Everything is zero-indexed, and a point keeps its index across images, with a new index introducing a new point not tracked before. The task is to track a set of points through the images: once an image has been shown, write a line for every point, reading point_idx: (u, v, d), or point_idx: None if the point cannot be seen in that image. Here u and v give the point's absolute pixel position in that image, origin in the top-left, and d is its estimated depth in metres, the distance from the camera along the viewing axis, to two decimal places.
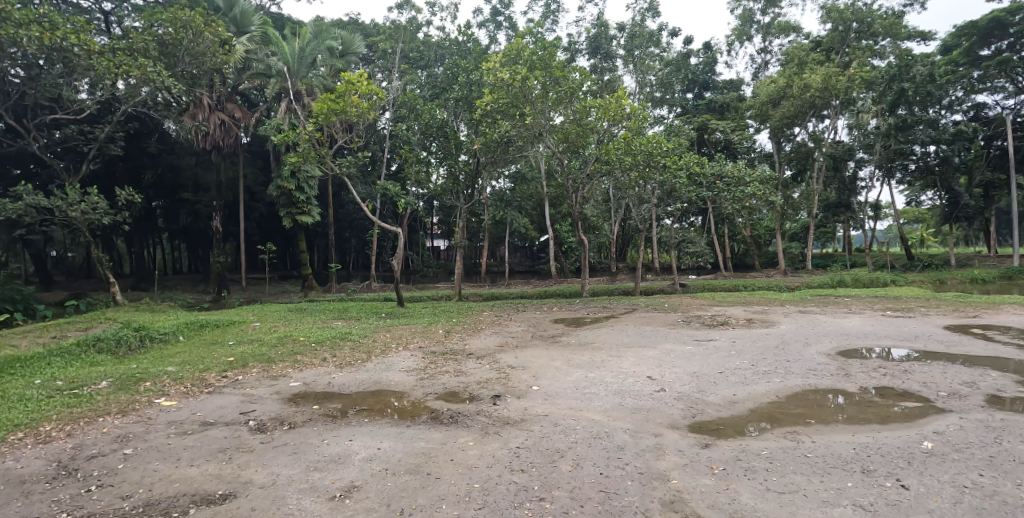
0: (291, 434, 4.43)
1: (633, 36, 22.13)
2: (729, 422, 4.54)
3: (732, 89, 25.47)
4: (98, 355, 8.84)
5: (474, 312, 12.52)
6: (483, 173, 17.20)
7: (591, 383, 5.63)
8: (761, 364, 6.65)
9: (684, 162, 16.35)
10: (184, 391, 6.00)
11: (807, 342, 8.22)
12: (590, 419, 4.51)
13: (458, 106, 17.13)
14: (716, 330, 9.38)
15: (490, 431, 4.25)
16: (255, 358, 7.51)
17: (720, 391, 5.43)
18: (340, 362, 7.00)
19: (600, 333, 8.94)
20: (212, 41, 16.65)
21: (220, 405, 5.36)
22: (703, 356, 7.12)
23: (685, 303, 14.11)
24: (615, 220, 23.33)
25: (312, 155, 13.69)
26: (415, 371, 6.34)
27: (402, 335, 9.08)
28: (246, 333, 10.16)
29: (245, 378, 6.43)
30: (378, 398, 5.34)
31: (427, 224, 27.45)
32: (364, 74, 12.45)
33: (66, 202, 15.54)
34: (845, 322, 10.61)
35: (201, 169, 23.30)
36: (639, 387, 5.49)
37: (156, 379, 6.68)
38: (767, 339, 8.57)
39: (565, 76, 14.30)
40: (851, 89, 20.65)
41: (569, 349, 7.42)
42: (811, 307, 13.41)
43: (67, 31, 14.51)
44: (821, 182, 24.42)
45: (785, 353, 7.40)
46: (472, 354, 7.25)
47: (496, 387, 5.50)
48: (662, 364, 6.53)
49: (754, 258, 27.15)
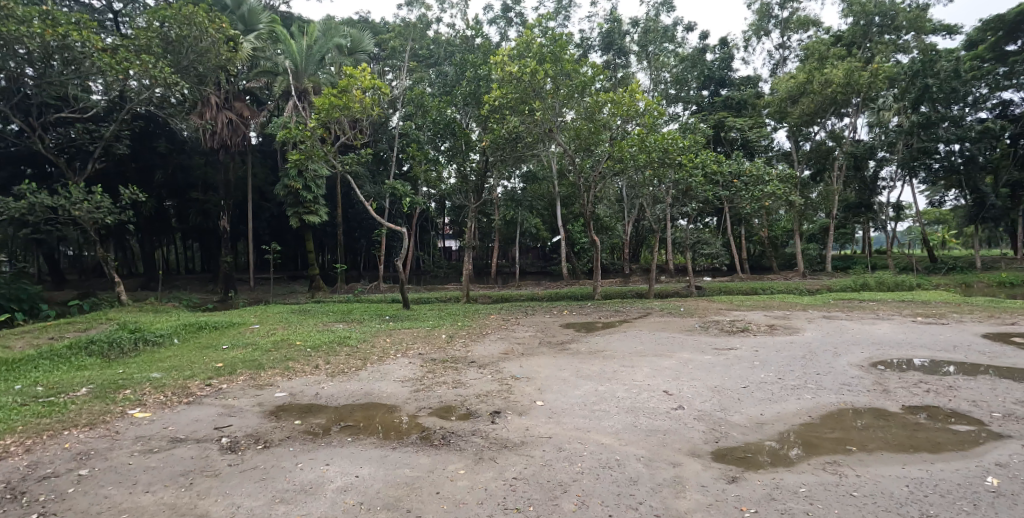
0: (264, 455, 3.98)
1: (648, 31, 21.55)
2: (759, 450, 4.03)
3: (750, 86, 24.64)
4: (88, 358, 8.49)
5: (481, 315, 12.04)
6: (493, 171, 16.88)
7: (601, 398, 5.12)
8: (789, 378, 6.09)
9: (700, 161, 15.78)
10: (162, 401, 5.57)
11: (836, 353, 7.64)
12: (599, 443, 4.00)
13: (467, 103, 16.71)
14: (737, 337, 8.82)
15: (484, 457, 3.76)
16: (245, 364, 7.07)
17: (746, 410, 4.91)
18: (332, 370, 6.54)
19: (612, 340, 8.41)
20: (216, 38, 16.37)
21: (194, 419, 4.93)
22: (724, 367, 6.56)
23: (703, 307, 13.51)
24: (628, 220, 22.75)
25: (315, 153, 13.27)
26: (410, 381, 5.87)
27: (403, 339, 8.60)
28: (244, 336, 9.78)
29: (229, 387, 5.99)
30: (368, 412, 4.89)
31: (437, 224, 27.05)
32: (366, 67, 12.04)
33: (70, 202, 15.39)
34: (874, 330, 10.00)
35: (211, 168, 23.04)
36: (655, 404, 4.98)
37: (137, 386, 6.27)
38: (792, 348, 7.99)
39: (576, 70, 13.73)
40: (874, 85, 19.93)
41: (578, 358, 6.90)
42: (835, 312, 12.77)
43: (70, 28, 14.23)
44: (840, 182, 23.63)
45: (814, 365, 6.83)
46: (474, 363, 6.76)
47: (496, 402, 5.02)
48: (680, 376, 6.02)
49: (771, 260, 26.41)
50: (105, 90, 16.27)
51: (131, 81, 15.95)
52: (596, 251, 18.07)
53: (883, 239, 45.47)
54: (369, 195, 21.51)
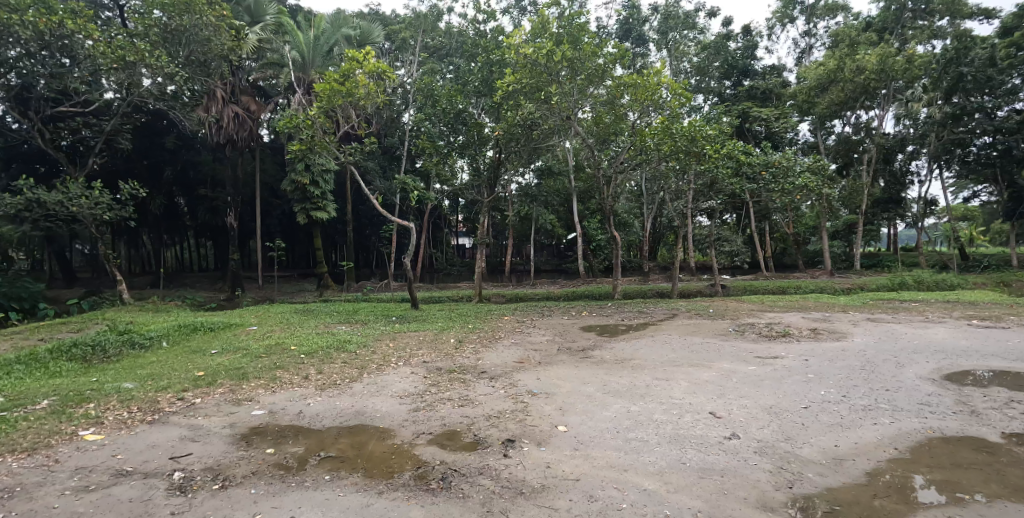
0: (220, 501, 3.22)
1: (668, 17, 20.39)
2: (847, 502, 3.15)
3: (775, 74, 23.11)
4: (67, 363, 7.76)
5: (494, 316, 11.20)
6: (507, 166, 15.93)
7: (636, 423, 4.25)
8: (855, 396, 5.17)
9: (727, 151, 14.72)
10: (121, 420, 4.78)
11: (899, 364, 6.67)
12: (639, 489, 3.18)
13: (478, 90, 15.71)
14: (780, 344, 7.86)
15: (494, 511, 2.97)
16: (228, 373, 6.28)
17: (817, 441, 4.03)
18: (322, 382, 5.72)
19: (640, 346, 7.51)
20: (216, 25, 15.55)
21: (151, 445, 4.15)
22: (775, 381, 5.65)
23: (733, 308, 12.51)
24: (648, 216, 21.64)
25: (316, 144, 12.30)
26: (410, 397, 5.05)
27: (407, 345, 7.77)
28: (237, 340, 9.02)
29: (202, 401, 5.20)
30: (355, 439, 4.07)
31: (450, 221, 26.29)
32: (371, 50, 11.16)
33: (67, 197, 14.86)
34: (931, 334, 8.98)
35: (218, 164, 22.17)
36: (702, 431, 4.10)
37: (103, 400, 5.51)
38: (846, 357, 7.03)
39: (595, 53, 12.75)
40: (909, 72, 18.61)
41: (604, 369, 6.02)
42: (879, 314, 11.70)
43: (64, 17, 13.60)
44: (871, 176, 22.27)
45: (880, 379, 5.89)
46: (485, 374, 5.92)
47: (510, 426, 4.19)
48: (726, 393, 5.11)
49: (796, 258, 25.11)
50: (121, 90, 15.90)
51: (144, 79, 15.56)
52: (615, 248, 16.93)
53: (913, 236, 43.32)
54: (380, 190, 20.83)
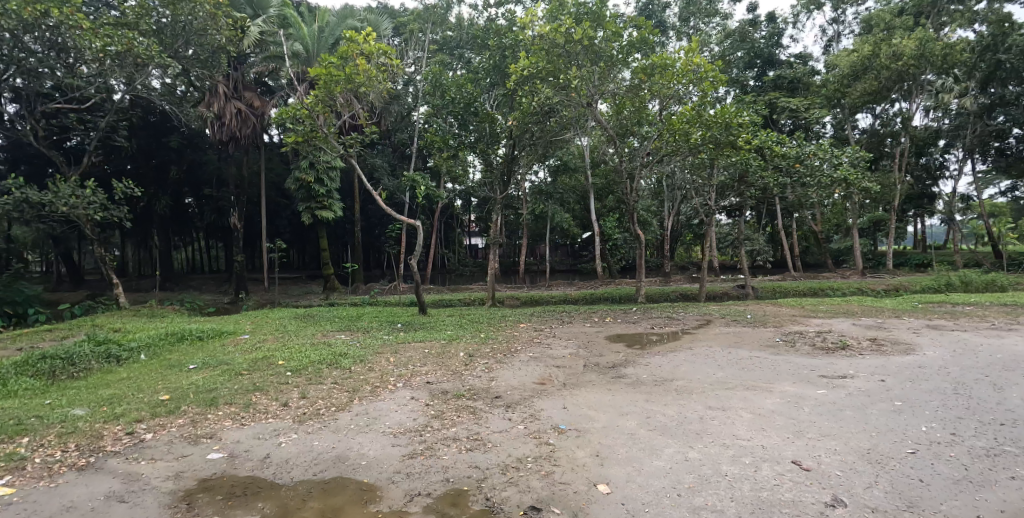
0: None
1: (690, 3, 19.22)
2: None
3: (802, 63, 21.65)
4: (26, 379, 6.83)
5: (509, 323, 10.18)
6: (521, 159, 14.79)
7: (701, 479, 3.23)
8: (970, 435, 4.10)
9: (759, 142, 13.58)
10: (46, 466, 3.81)
11: (997, 385, 5.56)
12: None
13: (490, 80, 14.24)
14: (842, 358, 6.76)
15: None
16: (197, 397, 5.30)
17: (953, 511, 3.00)
18: (302, 412, 4.70)
19: (680, 361, 6.46)
20: (212, 14, 14.50)
21: (65, 508, 3.19)
22: (857, 411, 4.57)
23: (773, 312, 11.34)
24: (669, 213, 20.41)
25: (314, 136, 11.29)
26: (406, 434, 4.06)
27: (409, 359, 6.78)
28: (222, 351, 8.07)
29: (154, 438, 4.25)
30: (328, 502, 3.10)
31: (462, 220, 25.31)
32: (370, 30, 10.08)
33: (55, 195, 13.96)
34: (1012, 345, 7.82)
35: (224, 164, 21.09)
36: (792, 494, 3.08)
37: (39, 433, 4.53)
38: (928, 376, 5.91)
39: (619, 32, 11.61)
40: (951, 57, 17.05)
41: (644, 394, 5.00)
42: (939, 320, 10.47)
43: (49, 5, 12.37)
44: (904, 170, 20.91)
45: (986, 407, 4.80)
46: (500, 399, 4.92)
47: (536, 483, 3.20)
48: (803, 430, 4.05)
49: (826, 257, 23.68)
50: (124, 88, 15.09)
51: (151, 79, 15.10)
52: (639, 247, 15.61)
53: (940, 235, 41.74)
54: (389, 188, 19.88)
